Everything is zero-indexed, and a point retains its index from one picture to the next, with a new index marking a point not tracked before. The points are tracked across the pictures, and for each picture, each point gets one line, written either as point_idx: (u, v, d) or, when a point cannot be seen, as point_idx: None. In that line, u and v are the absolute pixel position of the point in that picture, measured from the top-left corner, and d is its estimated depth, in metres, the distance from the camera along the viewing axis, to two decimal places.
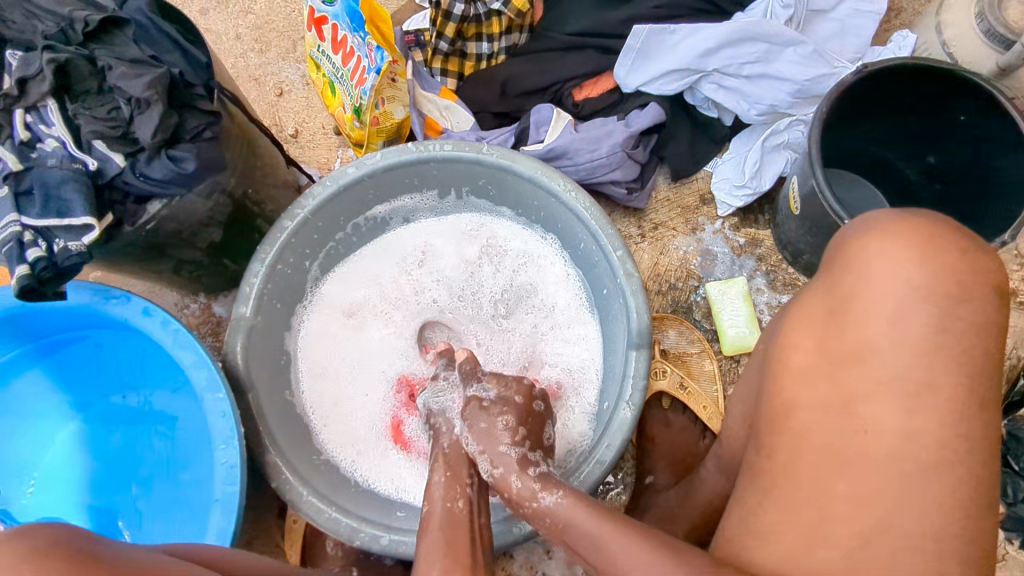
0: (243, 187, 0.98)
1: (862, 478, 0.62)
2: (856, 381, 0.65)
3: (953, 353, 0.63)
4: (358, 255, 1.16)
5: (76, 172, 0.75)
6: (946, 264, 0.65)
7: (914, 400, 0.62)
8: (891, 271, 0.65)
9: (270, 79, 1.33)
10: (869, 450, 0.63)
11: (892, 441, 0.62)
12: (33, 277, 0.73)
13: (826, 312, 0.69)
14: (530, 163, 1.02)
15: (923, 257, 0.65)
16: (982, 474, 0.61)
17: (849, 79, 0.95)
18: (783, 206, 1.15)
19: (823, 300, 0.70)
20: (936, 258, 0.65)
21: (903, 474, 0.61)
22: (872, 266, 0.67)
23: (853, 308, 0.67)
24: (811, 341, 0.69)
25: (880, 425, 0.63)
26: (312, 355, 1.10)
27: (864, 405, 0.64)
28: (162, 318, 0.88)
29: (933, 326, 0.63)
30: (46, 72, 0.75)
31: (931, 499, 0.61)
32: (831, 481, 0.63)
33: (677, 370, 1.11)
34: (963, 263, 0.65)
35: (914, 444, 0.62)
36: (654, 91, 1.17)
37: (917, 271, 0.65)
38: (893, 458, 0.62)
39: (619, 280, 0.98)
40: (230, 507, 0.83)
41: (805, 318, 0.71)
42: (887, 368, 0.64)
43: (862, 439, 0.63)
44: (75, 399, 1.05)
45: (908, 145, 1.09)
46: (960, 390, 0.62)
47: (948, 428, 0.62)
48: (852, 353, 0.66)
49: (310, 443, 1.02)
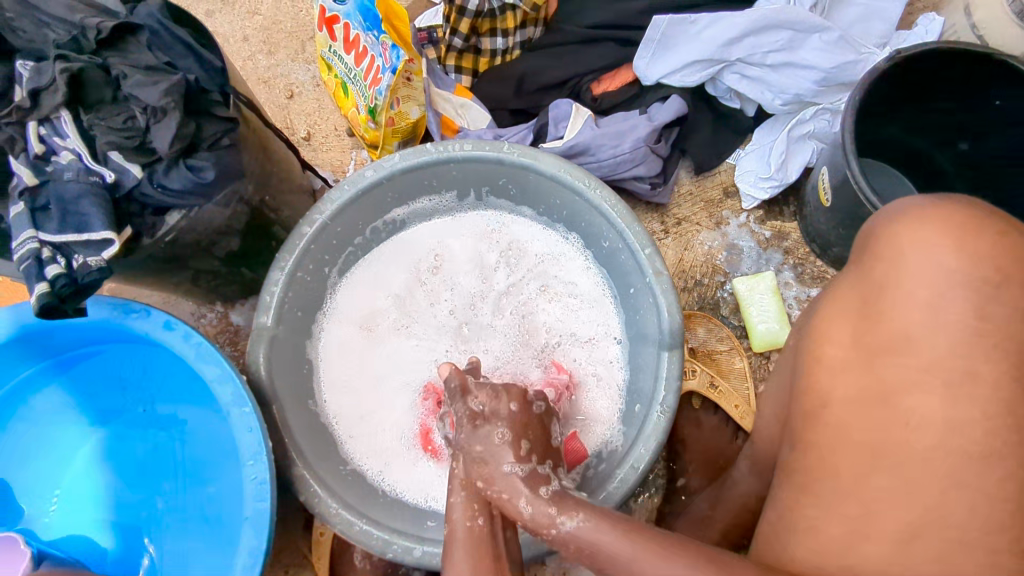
0: (259, 194, 0.96)
1: (908, 474, 0.59)
2: (894, 373, 0.62)
3: (1001, 339, 0.59)
4: (376, 258, 1.13)
5: (94, 185, 0.73)
6: (983, 248, 0.62)
7: (957, 389, 0.59)
8: (922, 259, 0.63)
9: (280, 81, 1.31)
10: (913, 443, 0.60)
11: (937, 434, 0.59)
12: (52, 295, 0.71)
13: (860, 305, 0.67)
14: (553, 161, 0.99)
15: (959, 244, 0.62)
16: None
17: (882, 65, 0.92)
18: (810, 197, 1.12)
19: (853, 291, 0.68)
20: (971, 242, 0.62)
21: (948, 467, 0.58)
22: (906, 255, 0.64)
23: (885, 299, 0.64)
24: (845, 334, 0.68)
25: (924, 417, 0.60)
26: (334, 364, 1.07)
27: (907, 398, 0.61)
28: (183, 331, 0.86)
29: (972, 312, 0.60)
30: (59, 82, 0.72)
31: (983, 493, 0.57)
32: (871, 477, 0.61)
33: (706, 369, 1.08)
34: (1000, 244, 0.62)
35: (961, 436, 0.59)
36: (676, 82, 1.14)
37: (952, 256, 0.62)
38: (940, 452, 0.59)
39: (649, 280, 0.96)
40: (260, 525, 0.80)
41: (838, 313, 0.69)
42: (929, 357, 0.61)
43: (905, 432, 0.60)
44: (94, 415, 1.03)
45: (940, 132, 1.06)
46: (1004, 378, 0.59)
47: (995, 420, 0.58)
48: (890, 344, 0.63)
49: (336, 454, 1.00)
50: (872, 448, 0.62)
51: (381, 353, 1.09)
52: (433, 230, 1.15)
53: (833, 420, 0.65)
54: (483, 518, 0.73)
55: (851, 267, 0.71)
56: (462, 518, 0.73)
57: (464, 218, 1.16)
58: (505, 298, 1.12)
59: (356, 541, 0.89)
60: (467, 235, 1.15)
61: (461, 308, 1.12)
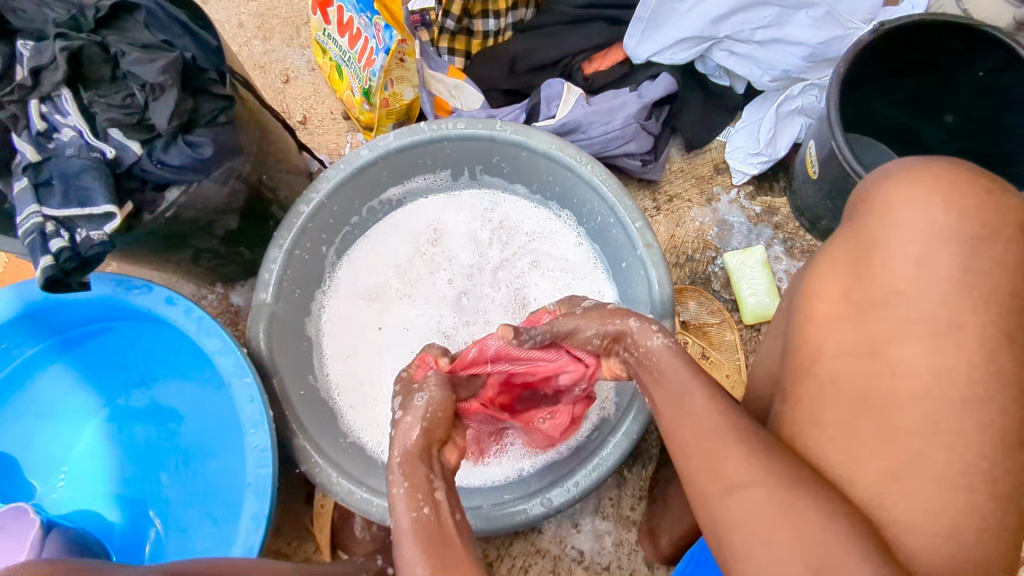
0: (258, 174, 0.98)
1: (894, 421, 0.62)
2: (885, 325, 0.64)
3: (979, 291, 0.62)
4: (374, 237, 1.15)
5: (95, 160, 0.75)
6: (969, 207, 0.64)
7: (943, 338, 0.62)
8: (916, 214, 0.65)
9: (276, 66, 1.32)
10: (899, 390, 0.62)
11: (925, 381, 0.61)
12: (57, 267, 0.74)
13: (851, 259, 0.67)
14: (544, 138, 1.01)
15: (947, 201, 0.64)
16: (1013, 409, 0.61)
17: (865, 38, 0.94)
18: (799, 171, 1.14)
19: (845, 247, 0.68)
20: (962, 198, 0.64)
21: (931, 414, 0.61)
22: (897, 210, 0.66)
23: (877, 252, 0.66)
24: (836, 288, 0.67)
25: (909, 365, 0.62)
26: (333, 338, 1.09)
27: (896, 347, 0.63)
28: (184, 305, 0.88)
29: (957, 265, 0.63)
30: (60, 61, 0.74)
31: (965, 436, 0.60)
32: (860, 424, 0.63)
33: (699, 341, 1.11)
34: (983, 200, 0.64)
35: (947, 384, 0.61)
36: (666, 60, 1.15)
37: (943, 212, 0.64)
38: (926, 396, 0.61)
39: (640, 253, 0.98)
40: (263, 490, 0.83)
41: (828, 266, 0.69)
42: (916, 309, 0.63)
43: (891, 380, 0.62)
44: (100, 393, 1.05)
45: (925, 104, 1.07)
46: (989, 328, 0.61)
47: (977, 365, 0.61)
48: (878, 297, 0.65)
49: (336, 427, 1.02)
50: (863, 399, 0.63)
51: (380, 328, 1.11)
52: (429, 208, 1.17)
53: (830, 371, 0.65)
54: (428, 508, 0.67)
55: (843, 224, 0.71)
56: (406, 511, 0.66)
57: (460, 196, 1.17)
58: (500, 274, 1.14)
59: (357, 509, 0.92)
60: (462, 213, 1.17)
61: (457, 283, 1.14)
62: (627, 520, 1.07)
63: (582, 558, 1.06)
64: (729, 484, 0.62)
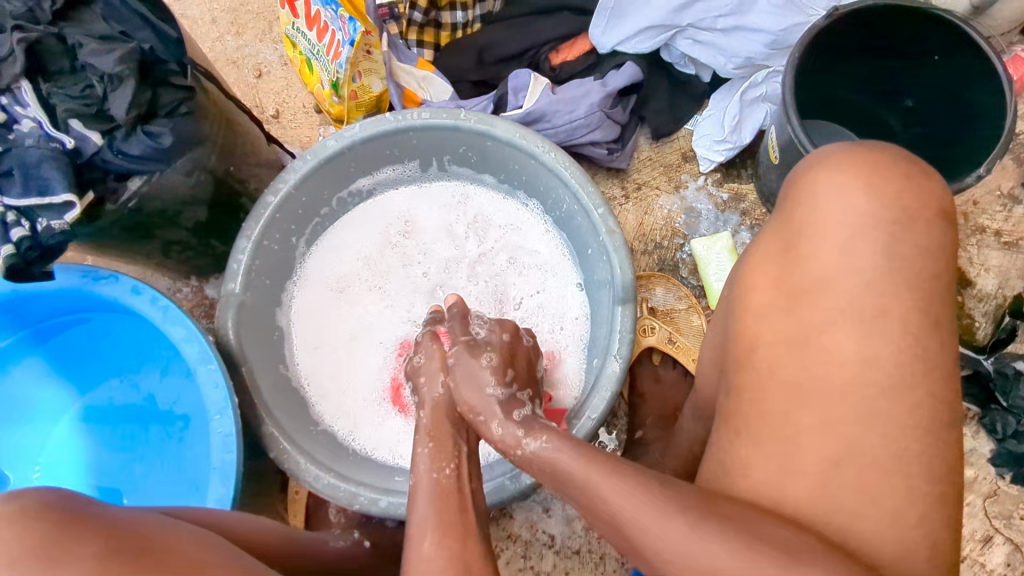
0: (224, 164, 0.99)
1: (829, 409, 0.63)
2: (813, 313, 0.65)
3: (904, 276, 0.64)
4: (345, 228, 1.16)
5: (54, 151, 0.76)
6: (891, 191, 0.66)
7: (871, 325, 0.63)
8: (841, 203, 0.66)
9: (248, 61, 1.33)
10: (831, 378, 0.63)
11: (852, 370, 0.63)
12: (17, 256, 0.76)
13: (783, 248, 0.69)
14: (508, 126, 1.03)
15: (870, 187, 0.66)
16: (937, 391, 0.63)
17: (821, 22, 0.95)
18: (763, 157, 1.16)
19: (776, 237, 0.70)
20: (883, 183, 0.66)
21: (859, 401, 0.62)
22: (823, 200, 0.67)
23: (804, 241, 0.67)
24: (770, 278, 0.69)
25: (840, 352, 0.63)
26: (304, 328, 1.11)
27: (826, 335, 0.64)
28: (150, 295, 0.89)
29: (881, 252, 0.64)
30: (17, 52, 0.75)
31: (891, 420, 0.62)
32: (796, 415, 0.64)
33: (666, 326, 1.12)
34: (909, 187, 0.66)
35: (875, 370, 0.63)
36: (629, 49, 1.17)
37: (867, 199, 0.66)
38: (854, 385, 0.63)
39: (602, 239, 1.00)
40: (228, 474, 0.84)
41: (762, 256, 0.71)
42: (842, 296, 0.64)
43: (823, 367, 0.64)
44: (76, 384, 1.07)
45: (883, 87, 1.09)
46: (912, 313, 0.63)
47: (900, 353, 0.62)
48: (807, 286, 0.66)
49: (307, 416, 1.04)
50: (798, 385, 0.65)
51: (351, 317, 1.13)
52: (398, 197, 1.18)
53: (766, 362, 0.67)
54: (449, 470, 0.74)
55: (775, 215, 0.73)
56: (427, 470, 0.73)
57: (427, 187, 1.19)
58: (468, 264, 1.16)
59: (325, 495, 0.93)
60: (430, 204, 1.18)
61: (426, 273, 1.16)
62: None
63: (552, 542, 1.07)
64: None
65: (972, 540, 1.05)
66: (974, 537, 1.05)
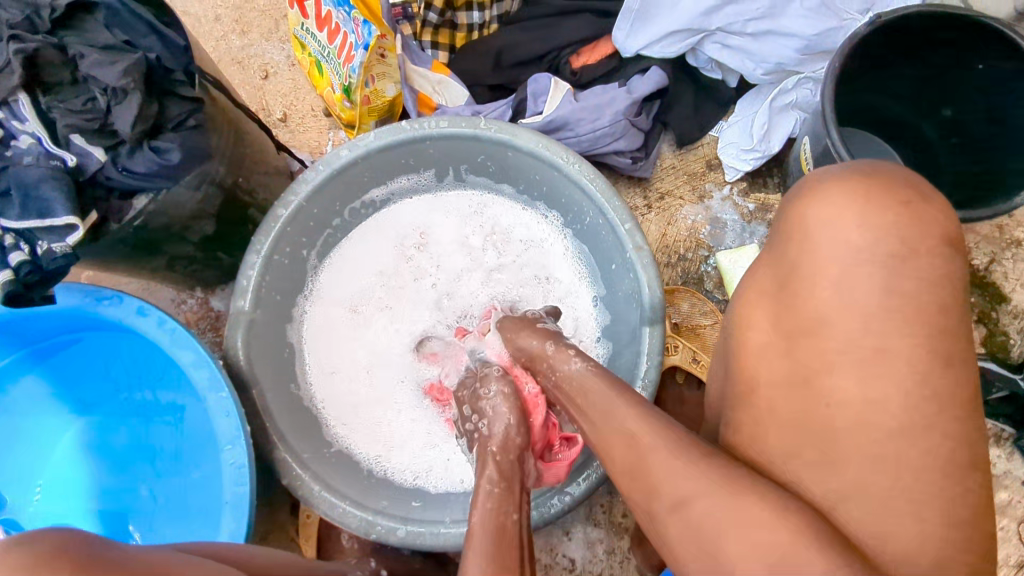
0: (233, 176, 0.95)
1: (839, 454, 0.58)
2: (813, 355, 0.59)
3: (924, 314, 0.57)
4: (356, 240, 1.11)
5: (56, 169, 0.71)
6: (887, 221, 0.59)
7: (871, 368, 0.57)
8: (834, 235, 0.60)
9: (254, 61, 1.28)
10: (834, 422, 0.58)
11: (858, 411, 0.57)
12: (17, 283, 0.71)
13: (776, 286, 0.63)
14: (530, 136, 0.98)
15: (865, 219, 0.59)
16: (975, 430, 0.57)
17: (861, 30, 0.90)
18: (794, 168, 1.11)
19: (769, 274, 0.65)
20: (877, 212, 0.59)
21: (875, 447, 0.57)
22: (813, 237, 0.61)
23: (799, 278, 0.61)
24: (767, 315, 0.63)
25: (843, 394, 0.58)
26: (316, 346, 1.06)
27: (828, 377, 0.59)
28: (157, 316, 0.85)
29: (879, 288, 0.58)
30: (15, 64, 0.70)
31: (917, 465, 0.56)
32: (802, 455, 0.59)
33: (690, 345, 1.07)
34: (908, 215, 0.59)
35: (882, 413, 0.57)
36: (655, 54, 1.12)
37: (861, 231, 0.59)
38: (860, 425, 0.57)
39: (629, 257, 0.95)
40: (241, 508, 0.80)
41: (757, 291, 0.65)
42: (842, 336, 0.58)
43: (826, 412, 0.58)
44: (77, 403, 1.03)
45: (921, 98, 1.04)
46: (919, 350, 0.57)
47: (918, 389, 0.56)
48: (806, 326, 0.60)
49: (320, 437, 1.00)
50: (802, 422, 0.60)
51: (365, 336, 1.09)
52: (413, 208, 1.14)
53: (766, 402, 0.62)
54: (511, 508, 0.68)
55: (769, 244, 0.67)
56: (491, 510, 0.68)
57: (445, 196, 1.14)
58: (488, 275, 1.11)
59: (339, 523, 0.90)
60: (448, 215, 1.14)
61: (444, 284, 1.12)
62: (619, 528, 1.05)
63: (572, 567, 1.04)
64: (676, 496, 0.58)
65: (1006, 566, 1.02)
66: (1008, 563, 1.02)
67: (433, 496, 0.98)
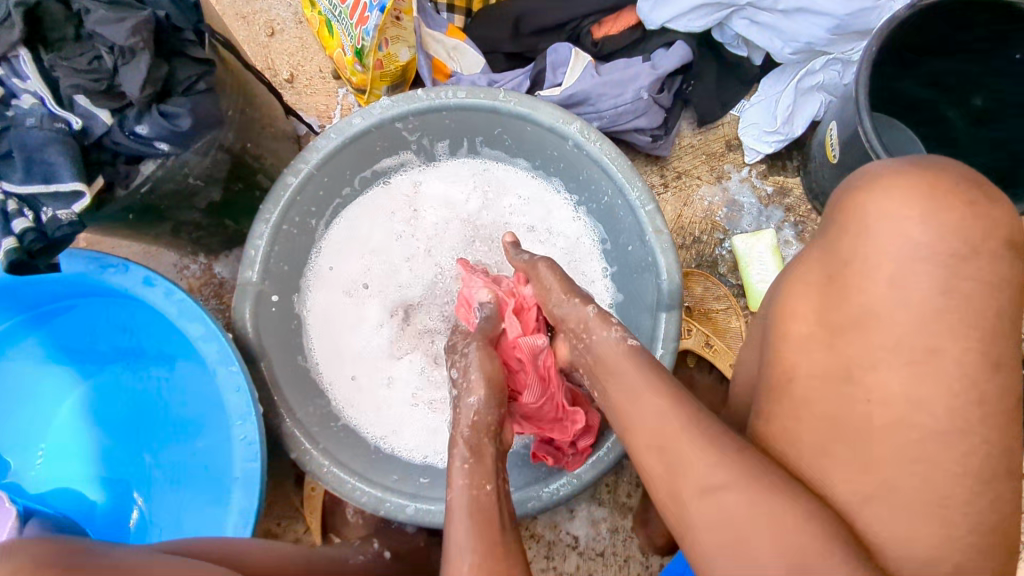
0: (241, 141, 0.91)
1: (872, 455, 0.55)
2: (859, 349, 0.58)
3: (976, 315, 0.55)
4: (365, 211, 1.08)
5: (58, 132, 0.68)
6: (953, 220, 0.57)
7: (920, 365, 0.55)
8: (894, 230, 0.58)
9: (259, 17, 1.22)
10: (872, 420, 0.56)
11: (897, 412, 0.55)
12: (21, 251, 0.68)
13: (823, 279, 0.61)
14: (553, 111, 0.95)
15: (926, 213, 0.57)
16: (1013, 440, 0.55)
17: (902, 13, 0.86)
18: (817, 152, 1.08)
19: (818, 263, 0.62)
20: (944, 209, 0.57)
21: (912, 453, 0.55)
22: (871, 230, 0.59)
23: (850, 271, 0.59)
24: (809, 307, 0.62)
25: (887, 393, 0.56)
26: (321, 319, 1.03)
27: (870, 374, 0.57)
28: (164, 287, 0.82)
29: (933, 286, 0.56)
30: (15, 17, 0.66)
31: (955, 470, 0.54)
32: (830, 449, 0.57)
33: (703, 329, 1.07)
34: (971, 215, 0.57)
35: (924, 414, 0.55)
36: (681, 28, 1.07)
37: (922, 227, 0.57)
38: (902, 431, 0.55)
39: (649, 241, 0.93)
40: (252, 483, 0.79)
41: (802, 282, 0.63)
42: (891, 334, 0.56)
43: (865, 408, 0.57)
44: (80, 367, 1.01)
45: (954, 86, 1.01)
46: (970, 354, 0.55)
47: (957, 393, 0.54)
48: (855, 319, 0.58)
49: (326, 410, 0.98)
50: (833, 420, 0.58)
51: (371, 310, 1.06)
52: (425, 178, 1.10)
53: (803, 392, 0.60)
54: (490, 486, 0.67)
55: (818, 236, 0.65)
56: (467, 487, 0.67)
57: (454, 167, 1.10)
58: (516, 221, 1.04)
59: (347, 499, 0.89)
60: (456, 185, 1.10)
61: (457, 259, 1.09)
62: (623, 508, 1.06)
63: (576, 544, 1.04)
64: (706, 481, 0.57)
65: None
66: None
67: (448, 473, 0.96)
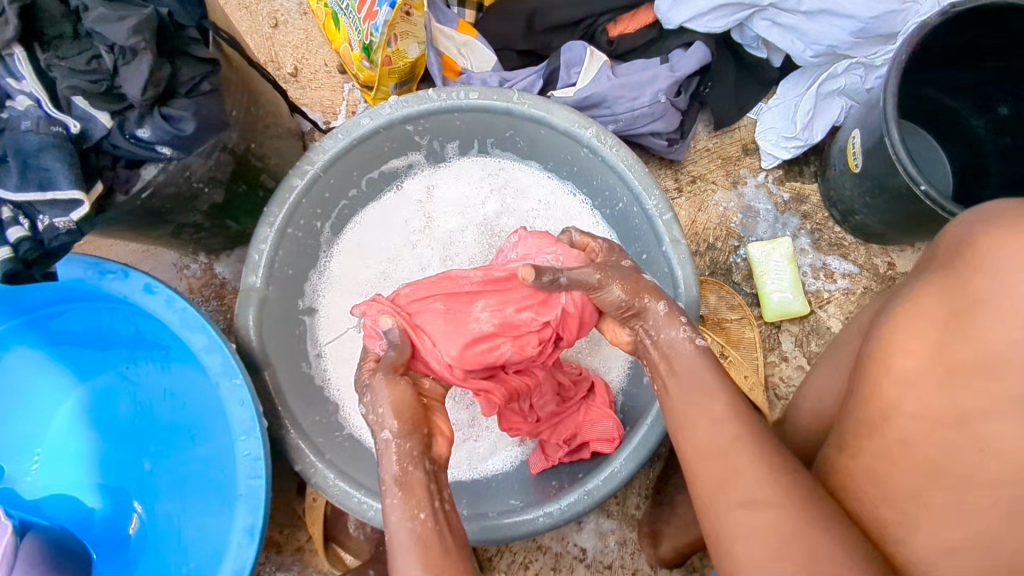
0: (244, 142, 0.88)
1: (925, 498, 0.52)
2: (978, 398, 0.50)
3: None
4: (377, 215, 1.05)
5: (57, 136, 0.64)
6: None
7: None
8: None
9: (263, 8, 1.18)
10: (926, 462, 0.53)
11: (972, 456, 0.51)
12: (16, 260, 0.65)
13: (948, 313, 0.53)
14: (568, 115, 0.92)
15: None
16: None
17: (932, 20, 0.83)
18: (835, 159, 1.05)
19: (939, 297, 0.54)
20: None
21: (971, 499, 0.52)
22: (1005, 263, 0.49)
23: (980, 310, 0.50)
24: (922, 344, 0.54)
25: (1001, 446, 0.49)
26: (328, 325, 1.01)
27: (985, 424, 0.50)
28: (165, 295, 0.79)
29: None
30: (10, 14, 0.62)
31: None
32: (926, 494, 0.53)
33: (717, 338, 1.05)
34: None
35: None
36: (700, 28, 1.04)
37: None
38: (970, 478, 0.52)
39: (665, 252, 0.91)
40: (256, 501, 0.77)
41: (917, 314, 0.55)
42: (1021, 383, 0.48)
43: (976, 459, 0.50)
44: (76, 370, 0.98)
45: (977, 93, 0.98)
46: None
47: None
48: (976, 364, 0.51)
49: (331, 419, 0.96)
50: (932, 461, 0.53)
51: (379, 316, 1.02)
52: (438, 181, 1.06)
53: (901, 432, 0.55)
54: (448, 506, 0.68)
55: (936, 261, 0.57)
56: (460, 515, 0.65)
57: (464, 170, 1.06)
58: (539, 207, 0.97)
59: (353, 513, 0.87)
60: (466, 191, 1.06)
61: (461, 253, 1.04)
62: (631, 519, 1.04)
63: (583, 557, 1.03)
64: (739, 521, 0.55)
65: None
66: None
67: (470, 490, 0.93)
